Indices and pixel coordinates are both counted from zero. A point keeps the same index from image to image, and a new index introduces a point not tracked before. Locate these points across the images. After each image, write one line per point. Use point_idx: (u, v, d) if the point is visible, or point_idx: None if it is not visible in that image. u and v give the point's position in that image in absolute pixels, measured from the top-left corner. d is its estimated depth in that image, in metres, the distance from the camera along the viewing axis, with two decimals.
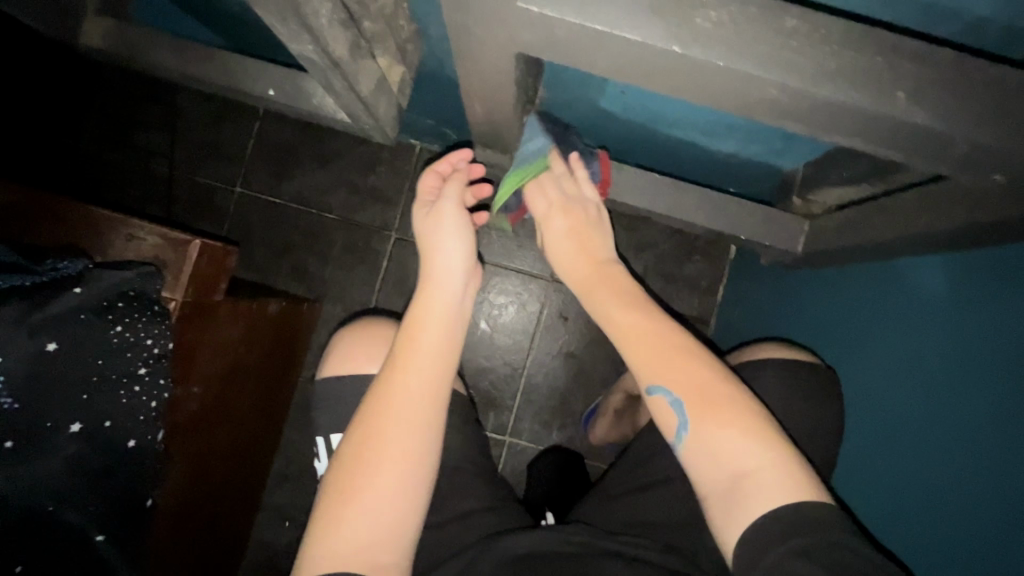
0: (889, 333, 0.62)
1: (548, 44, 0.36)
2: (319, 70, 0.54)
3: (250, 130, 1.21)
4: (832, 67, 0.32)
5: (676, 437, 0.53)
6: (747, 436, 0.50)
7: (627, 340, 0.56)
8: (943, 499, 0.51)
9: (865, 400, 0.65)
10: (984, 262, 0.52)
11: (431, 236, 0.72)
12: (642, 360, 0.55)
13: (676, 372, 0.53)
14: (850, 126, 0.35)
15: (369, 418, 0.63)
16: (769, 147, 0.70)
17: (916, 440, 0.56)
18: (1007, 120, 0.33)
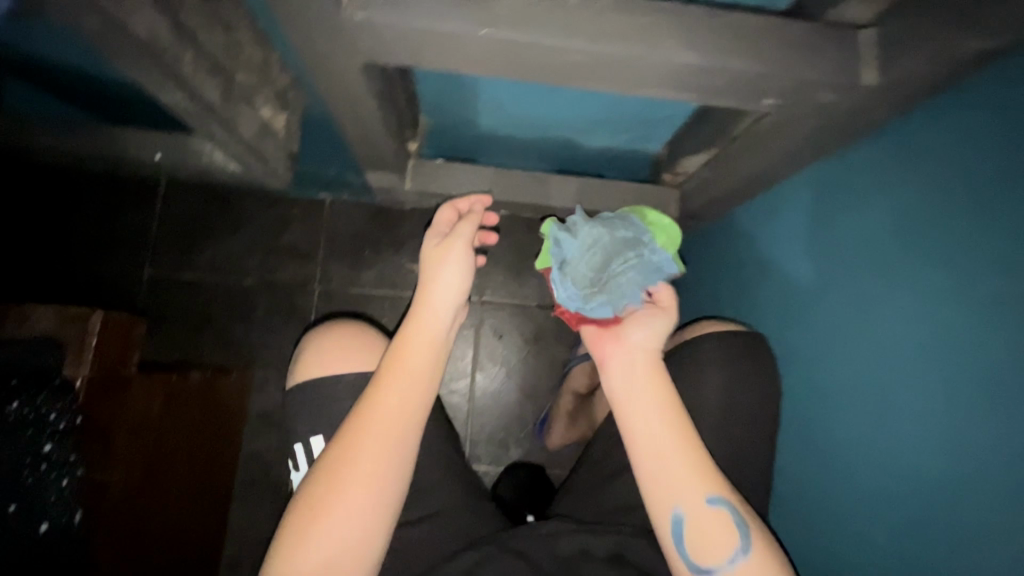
0: (864, 204, 0.54)
1: (383, 48, 0.42)
2: (197, 118, 0.58)
3: (151, 211, 1.20)
4: (606, 29, 0.40)
5: (727, 560, 0.49)
6: (762, 539, 0.50)
7: (678, 466, 0.51)
8: (905, 388, 0.48)
9: (837, 294, 0.57)
10: (846, 155, 0.56)
11: (429, 267, 0.65)
12: (699, 472, 0.51)
13: (715, 480, 0.51)
14: (642, 75, 0.43)
15: (346, 433, 0.58)
16: (630, 135, 0.78)
17: (862, 338, 0.53)
18: (750, 51, 0.42)
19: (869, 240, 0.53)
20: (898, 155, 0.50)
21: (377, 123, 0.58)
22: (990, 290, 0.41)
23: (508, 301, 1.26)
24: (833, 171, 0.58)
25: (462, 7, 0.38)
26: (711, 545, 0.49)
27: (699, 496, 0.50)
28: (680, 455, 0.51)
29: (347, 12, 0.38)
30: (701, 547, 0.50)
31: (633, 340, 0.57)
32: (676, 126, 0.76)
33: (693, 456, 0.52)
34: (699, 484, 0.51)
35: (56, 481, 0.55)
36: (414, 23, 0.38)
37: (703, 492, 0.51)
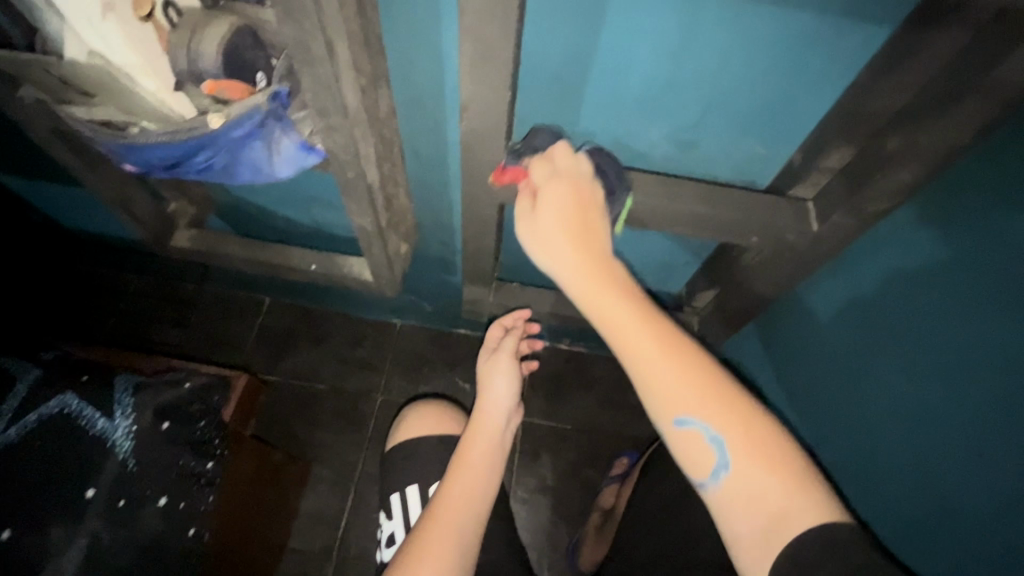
0: (890, 285, 0.65)
1: (515, 197, 0.69)
2: (365, 239, 0.85)
3: (254, 322, 1.44)
4: (651, 192, 0.65)
5: (710, 476, 0.51)
6: (779, 478, 0.49)
7: (658, 379, 0.52)
8: (944, 452, 0.59)
9: (891, 367, 0.65)
10: (825, 275, 0.76)
11: (486, 378, 0.85)
12: (676, 396, 0.51)
13: (695, 399, 0.51)
14: (674, 222, 0.68)
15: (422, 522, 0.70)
16: (656, 276, 1.03)
17: (894, 422, 0.65)
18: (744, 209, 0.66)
19: (893, 350, 0.65)
20: (860, 274, 0.69)
21: (486, 250, 0.84)
22: (963, 348, 0.56)
23: (546, 422, 1.39)
24: (845, 262, 0.72)
25: None
26: (695, 465, 0.52)
27: (668, 419, 0.52)
28: (671, 373, 0.51)
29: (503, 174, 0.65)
30: (693, 466, 0.52)
31: (544, 245, 0.58)
32: (693, 274, 1.00)
33: (681, 390, 0.51)
34: (676, 405, 0.51)
35: (207, 493, 0.66)
36: None
37: (674, 415, 0.52)
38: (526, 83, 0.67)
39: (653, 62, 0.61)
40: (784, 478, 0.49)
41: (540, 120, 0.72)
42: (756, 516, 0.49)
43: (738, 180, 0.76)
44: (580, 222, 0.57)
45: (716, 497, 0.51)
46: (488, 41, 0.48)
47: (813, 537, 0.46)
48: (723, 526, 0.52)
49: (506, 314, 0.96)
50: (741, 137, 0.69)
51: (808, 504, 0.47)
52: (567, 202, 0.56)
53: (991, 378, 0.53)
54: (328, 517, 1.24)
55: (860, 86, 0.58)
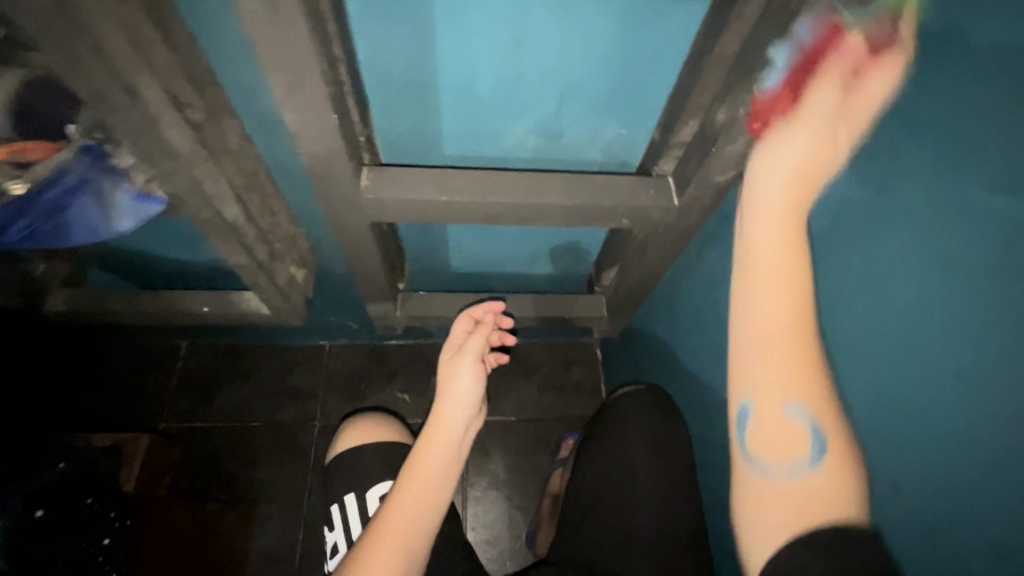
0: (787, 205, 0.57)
1: (383, 212, 0.67)
2: (248, 274, 0.81)
3: (173, 370, 1.37)
4: (516, 189, 0.65)
5: (781, 462, 0.50)
6: (839, 469, 0.48)
7: (769, 369, 0.51)
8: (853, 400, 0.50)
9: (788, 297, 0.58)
10: (709, 240, 0.74)
11: (446, 381, 0.84)
12: (785, 381, 0.50)
13: (813, 390, 0.50)
14: (547, 215, 0.68)
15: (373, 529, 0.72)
16: (564, 261, 1.04)
17: None
18: (610, 193, 0.66)
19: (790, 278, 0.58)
20: None
21: (376, 265, 0.82)
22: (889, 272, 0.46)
23: (491, 417, 1.39)
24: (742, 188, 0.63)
25: (431, 186, 0.64)
26: (772, 445, 0.51)
27: (768, 390, 0.51)
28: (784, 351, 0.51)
29: (363, 193, 0.63)
30: (759, 444, 0.53)
31: (761, 180, 0.52)
32: (596, 254, 1.01)
33: (784, 361, 0.51)
34: (785, 388, 0.50)
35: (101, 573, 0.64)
36: (401, 196, 0.64)
37: (779, 400, 0.50)
38: (373, 95, 0.65)
39: (494, 59, 0.60)
40: (852, 485, 0.48)
41: (400, 129, 0.70)
42: (794, 514, 0.48)
43: (610, 161, 0.77)
44: (804, 173, 0.50)
45: (771, 487, 0.51)
46: (292, 64, 0.47)
47: (826, 530, 0.46)
48: (744, 505, 0.53)
49: (478, 305, 0.91)
50: (601, 120, 0.70)
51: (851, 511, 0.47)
52: (816, 144, 0.48)
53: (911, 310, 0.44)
54: (281, 554, 1.20)
55: (693, 61, 0.59)
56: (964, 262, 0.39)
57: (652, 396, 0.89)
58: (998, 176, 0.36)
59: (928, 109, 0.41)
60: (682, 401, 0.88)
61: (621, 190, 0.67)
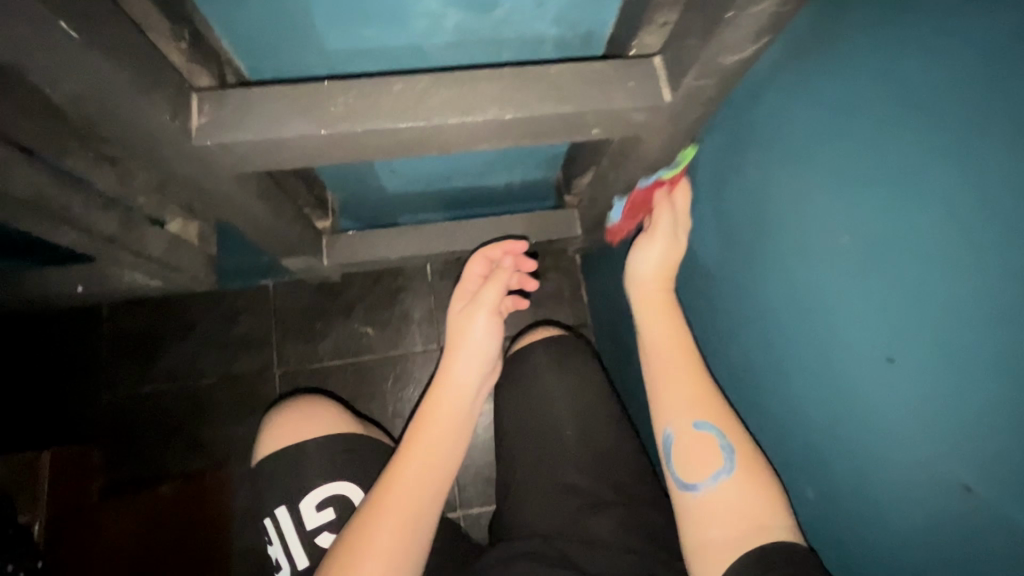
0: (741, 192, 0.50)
1: (238, 159, 0.45)
2: (102, 251, 0.60)
3: (97, 337, 1.20)
4: (431, 106, 0.43)
5: (710, 478, 0.50)
6: (759, 485, 0.49)
7: (675, 394, 0.55)
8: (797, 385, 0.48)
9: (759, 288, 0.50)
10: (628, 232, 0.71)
11: (456, 332, 0.67)
12: (688, 400, 0.54)
13: (714, 406, 0.54)
14: (482, 135, 0.47)
15: (365, 511, 0.56)
16: (524, 170, 0.83)
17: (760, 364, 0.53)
18: (571, 93, 0.45)
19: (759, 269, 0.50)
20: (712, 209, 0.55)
21: (269, 216, 0.61)
22: (830, 252, 0.41)
23: None
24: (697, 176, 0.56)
25: (300, 115, 0.42)
26: (698, 465, 0.51)
27: (683, 421, 0.53)
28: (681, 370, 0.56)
29: (195, 138, 0.41)
30: (684, 464, 0.52)
31: (634, 272, 0.61)
32: (563, 158, 0.81)
33: (687, 387, 0.55)
34: (692, 410, 0.54)
35: None
36: (256, 136, 0.42)
37: (691, 418, 0.53)
38: None
39: None
40: (774, 493, 0.49)
41: (241, 21, 0.45)
42: (731, 527, 0.47)
43: (568, 37, 0.53)
44: (668, 264, 0.60)
45: (704, 499, 0.50)
46: None
47: (775, 553, 0.44)
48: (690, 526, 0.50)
49: (493, 245, 0.72)
50: None
51: (782, 528, 0.47)
52: (667, 247, 0.59)
53: (883, 297, 0.37)
54: None
55: None
56: (931, 219, 0.33)
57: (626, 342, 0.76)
58: (944, 159, 0.32)
59: (846, 89, 0.37)
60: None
61: (587, 87, 0.45)
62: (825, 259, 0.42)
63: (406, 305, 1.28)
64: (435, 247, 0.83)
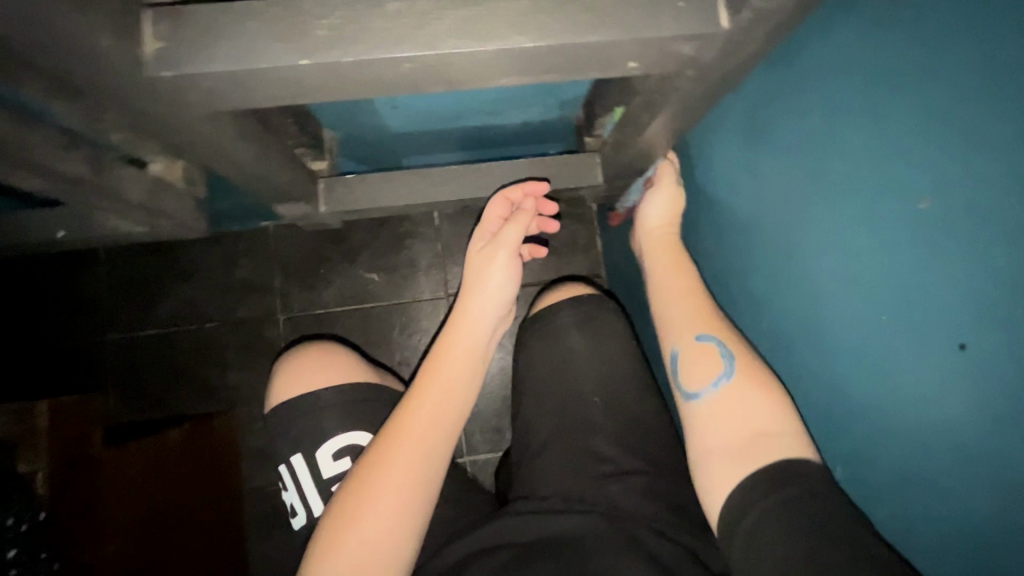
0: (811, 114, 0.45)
1: (207, 94, 0.38)
2: (74, 196, 0.55)
3: (98, 278, 1.17)
4: (435, 31, 0.35)
5: (710, 385, 0.52)
6: (761, 388, 0.50)
7: (677, 315, 0.59)
8: (840, 368, 0.47)
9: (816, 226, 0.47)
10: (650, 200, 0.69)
11: (473, 271, 0.62)
12: (693, 319, 0.58)
13: (714, 323, 0.57)
14: (496, 68, 0.39)
15: (360, 475, 0.52)
16: (543, 107, 0.74)
17: (800, 311, 0.51)
18: (606, 17, 0.36)
19: (819, 204, 0.46)
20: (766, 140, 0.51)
21: (255, 157, 0.54)
22: (922, 187, 0.37)
23: None
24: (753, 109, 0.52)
25: (276, 41, 0.35)
26: (700, 372, 0.53)
27: (688, 334, 0.56)
28: (679, 287, 0.61)
29: (150, 71, 0.34)
30: (688, 375, 0.54)
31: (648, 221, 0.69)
32: (587, 95, 0.71)
33: (686, 309, 0.59)
34: (693, 327, 0.57)
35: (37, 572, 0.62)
36: (225, 66, 0.34)
37: (694, 332, 0.56)
38: None
39: None
40: (772, 398, 0.49)
41: None
42: (732, 431, 0.48)
43: None
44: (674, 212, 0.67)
45: (707, 408, 0.51)
46: None
47: (779, 463, 0.44)
48: (695, 437, 0.51)
49: (515, 187, 0.68)
50: None
51: (788, 439, 0.46)
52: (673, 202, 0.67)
53: (976, 222, 0.34)
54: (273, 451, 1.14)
55: None
56: None
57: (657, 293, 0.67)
58: None
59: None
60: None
61: (626, 10, 0.36)
62: (900, 187, 0.38)
63: (413, 251, 1.22)
64: (443, 193, 0.76)
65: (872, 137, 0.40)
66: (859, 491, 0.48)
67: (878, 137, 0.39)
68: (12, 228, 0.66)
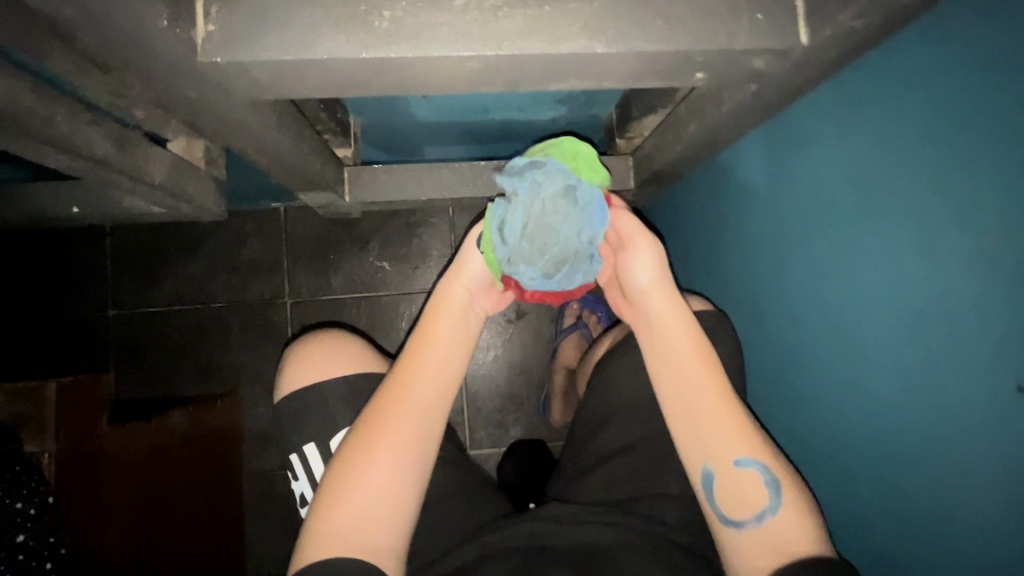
0: (863, 129, 0.45)
1: (257, 83, 0.35)
2: (97, 175, 0.52)
3: (103, 251, 1.14)
4: (502, 31, 0.34)
5: (756, 515, 0.50)
6: (797, 509, 0.50)
7: (712, 429, 0.53)
8: (873, 393, 0.48)
9: (854, 235, 0.48)
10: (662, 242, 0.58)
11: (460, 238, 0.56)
12: (729, 434, 0.52)
13: (750, 440, 0.52)
14: (560, 72, 0.37)
15: (341, 468, 0.51)
16: (576, 105, 0.72)
17: (830, 318, 0.52)
18: (685, 26, 0.35)
19: (863, 218, 0.46)
20: (811, 149, 0.51)
21: (288, 144, 0.52)
22: (978, 219, 0.37)
23: None
24: (802, 116, 0.52)
25: (336, 33, 0.33)
26: (742, 501, 0.51)
27: (730, 455, 0.52)
28: (698, 372, 0.54)
29: (203, 56, 0.32)
30: (729, 496, 0.51)
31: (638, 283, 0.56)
32: (624, 95, 0.69)
33: (727, 420, 0.53)
34: (727, 443, 0.52)
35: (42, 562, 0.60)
36: (282, 56, 0.32)
37: (731, 454, 0.52)
38: None
39: None
40: (809, 514, 0.50)
41: None
42: (774, 556, 0.48)
43: None
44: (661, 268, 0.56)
45: (750, 535, 0.50)
46: None
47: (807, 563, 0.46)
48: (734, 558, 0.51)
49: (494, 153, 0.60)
50: None
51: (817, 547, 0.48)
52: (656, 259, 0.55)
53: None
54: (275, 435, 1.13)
55: None
56: None
57: (705, 307, 0.66)
58: None
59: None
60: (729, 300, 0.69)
61: (703, 20, 0.34)
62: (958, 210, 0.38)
63: (424, 240, 1.20)
64: (469, 189, 0.74)
65: (929, 165, 0.40)
66: (888, 519, 0.48)
67: (948, 167, 0.39)
68: (23, 200, 0.63)
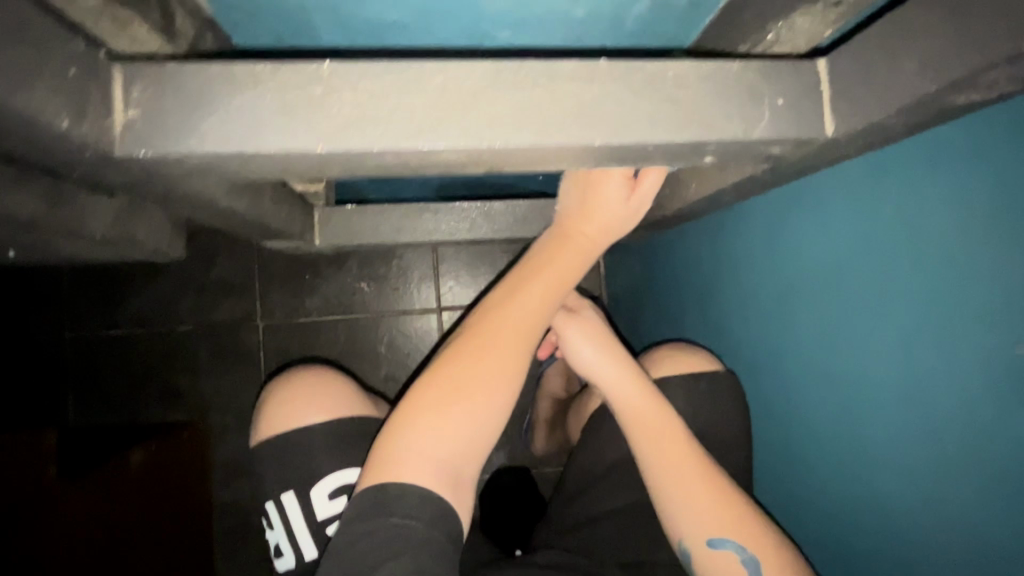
0: (879, 213, 0.42)
1: (195, 169, 0.30)
2: (25, 234, 0.46)
3: (60, 270, 1.06)
4: (484, 119, 0.29)
5: None
6: None
7: (681, 504, 0.48)
8: (874, 483, 0.45)
9: (864, 319, 0.44)
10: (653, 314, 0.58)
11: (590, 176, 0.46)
12: (703, 512, 0.47)
13: (735, 520, 0.47)
14: (553, 158, 0.32)
15: (424, 402, 0.40)
16: None
17: (830, 396, 0.49)
18: (695, 114, 0.30)
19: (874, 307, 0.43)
20: (820, 221, 0.47)
21: (245, 202, 0.46)
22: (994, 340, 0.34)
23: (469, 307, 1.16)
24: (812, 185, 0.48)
25: (287, 123, 0.27)
26: None
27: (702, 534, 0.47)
28: (664, 442, 0.50)
29: (123, 150, 0.26)
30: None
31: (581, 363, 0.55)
32: None
33: (698, 496, 0.48)
34: (704, 523, 0.47)
35: None
36: (222, 151, 0.27)
37: (706, 534, 0.47)
38: None
39: None
40: None
41: None
42: None
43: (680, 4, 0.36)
44: (605, 348, 0.55)
45: None
46: None
47: None
48: None
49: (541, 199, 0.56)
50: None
51: None
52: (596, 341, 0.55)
53: None
54: None
55: None
56: None
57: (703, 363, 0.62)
58: None
59: None
60: (727, 354, 0.65)
61: (719, 109, 0.30)
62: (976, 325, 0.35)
63: (405, 261, 1.15)
64: (452, 230, 0.69)
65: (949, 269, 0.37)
66: None
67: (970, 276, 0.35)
68: None
